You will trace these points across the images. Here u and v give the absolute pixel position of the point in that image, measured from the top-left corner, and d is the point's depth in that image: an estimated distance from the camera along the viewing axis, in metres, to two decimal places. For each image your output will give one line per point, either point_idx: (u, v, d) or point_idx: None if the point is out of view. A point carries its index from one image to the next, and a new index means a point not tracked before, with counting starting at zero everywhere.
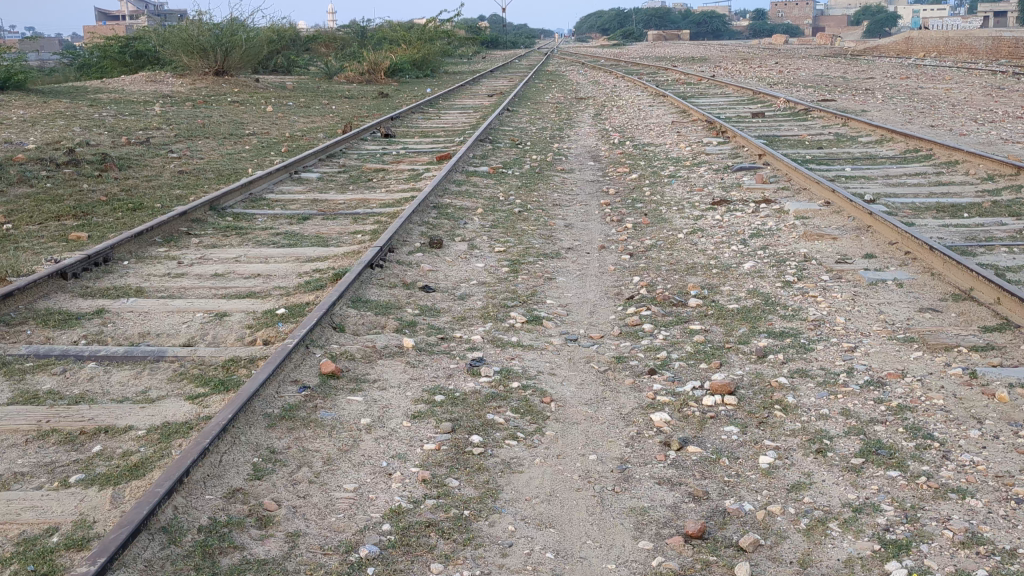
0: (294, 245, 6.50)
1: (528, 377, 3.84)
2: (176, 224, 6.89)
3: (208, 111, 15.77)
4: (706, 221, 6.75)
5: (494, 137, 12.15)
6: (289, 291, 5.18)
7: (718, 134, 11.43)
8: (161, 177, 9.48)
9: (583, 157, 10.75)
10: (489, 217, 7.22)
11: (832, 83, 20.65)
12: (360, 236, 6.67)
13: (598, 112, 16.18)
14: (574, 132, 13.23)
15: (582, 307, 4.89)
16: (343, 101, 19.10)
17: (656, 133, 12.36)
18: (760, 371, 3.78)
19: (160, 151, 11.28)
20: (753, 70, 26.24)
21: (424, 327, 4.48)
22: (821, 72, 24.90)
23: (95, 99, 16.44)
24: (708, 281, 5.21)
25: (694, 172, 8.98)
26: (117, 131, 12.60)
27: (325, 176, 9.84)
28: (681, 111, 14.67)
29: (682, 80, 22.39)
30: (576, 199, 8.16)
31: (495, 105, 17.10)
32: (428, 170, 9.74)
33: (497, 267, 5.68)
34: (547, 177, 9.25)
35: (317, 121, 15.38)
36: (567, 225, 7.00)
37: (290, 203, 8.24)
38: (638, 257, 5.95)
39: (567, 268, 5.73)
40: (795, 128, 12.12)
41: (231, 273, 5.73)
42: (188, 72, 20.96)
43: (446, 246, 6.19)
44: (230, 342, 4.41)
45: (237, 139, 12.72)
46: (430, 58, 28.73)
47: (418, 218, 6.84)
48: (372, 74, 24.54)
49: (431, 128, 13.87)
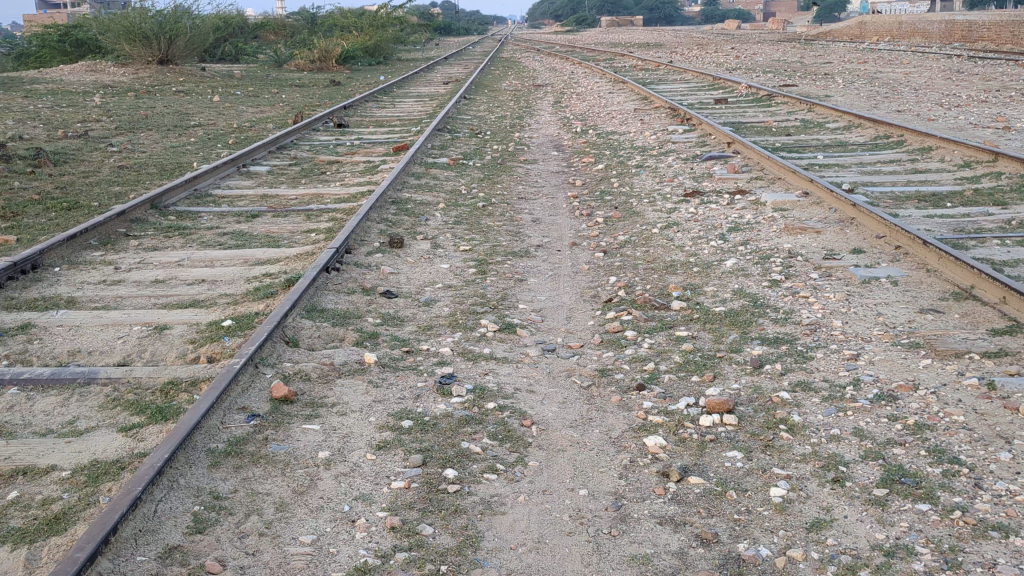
0: (242, 246, 6.06)
1: (504, 396, 3.47)
2: (114, 225, 6.42)
3: (152, 102, 15.15)
4: (681, 215, 6.42)
5: (452, 126, 11.74)
6: (237, 300, 4.76)
7: (683, 121, 11.14)
8: (99, 173, 8.95)
9: (545, 146, 10.38)
10: (451, 213, 6.83)
11: (791, 67, 20.50)
12: (314, 235, 6.25)
13: (557, 99, 15.81)
14: (534, 120, 12.86)
15: (557, 312, 4.52)
16: (294, 90, 18.52)
17: (618, 121, 12.02)
18: (758, 384, 3.45)
19: (99, 145, 10.72)
20: (711, 55, 26.05)
21: (387, 338, 4.08)
22: (778, 57, 24.84)
23: (31, 90, 15.73)
24: (689, 280, 4.88)
25: (662, 162, 8.66)
26: (54, 124, 11.98)
27: (276, 169, 9.37)
28: (642, 98, 14.35)
29: (640, 67, 22.09)
30: (542, 192, 7.81)
31: (452, 92, 16.67)
32: (384, 162, 9.33)
33: (462, 269, 5.30)
34: (509, 169, 8.87)
35: (267, 111, 14.82)
36: (534, 221, 6.64)
37: (238, 199, 7.78)
38: (612, 255, 5.60)
39: (537, 268, 5.36)
40: (759, 114, 11.87)
41: (172, 280, 5.28)
42: (131, 61, 20.24)
43: (407, 245, 5.78)
44: (171, 360, 3.99)
45: (182, 131, 12.16)
46: (383, 45, 28.17)
47: (376, 215, 6.43)
48: (324, 62, 23.94)
49: (386, 118, 13.41)
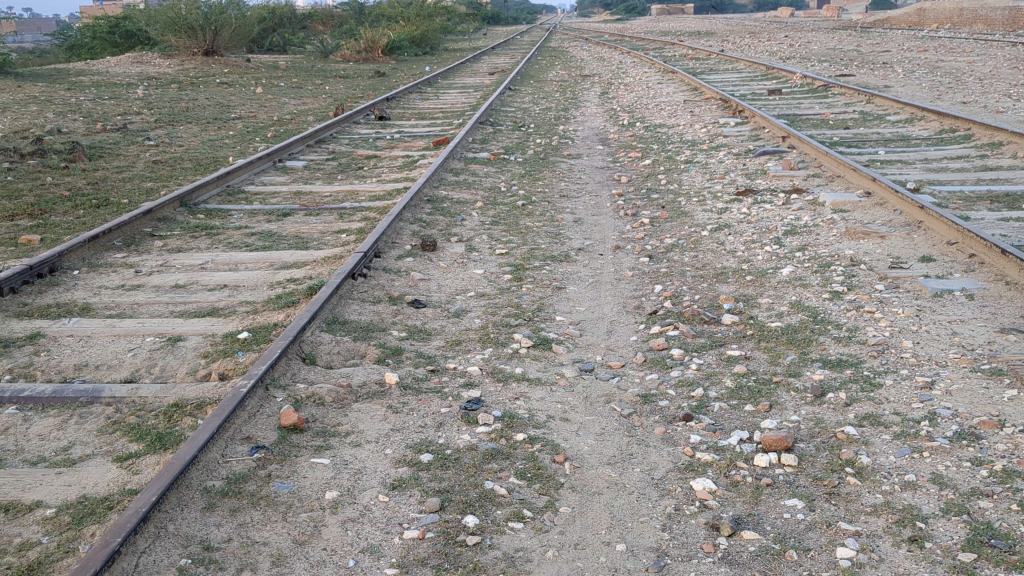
0: (269, 247, 5.79)
1: (535, 425, 3.14)
2: (140, 225, 6.20)
3: (194, 95, 15.01)
4: (732, 216, 6.02)
5: (495, 119, 11.43)
6: (257, 309, 4.48)
7: (735, 113, 10.70)
8: (134, 168, 8.77)
9: (590, 140, 10.01)
10: (489, 212, 6.51)
11: (848, 56, 19.83)
12: (345, 236, 5.98)
13: (604, 90, 15.40)
14: (580, 112, 12.49)
15: (597, 326, 4.18)
16: (338, 82, 18.32)
17: (667, 114, 11.58)
18: (820, 417, 3.07)
19: (137, 138, 10.57)
20: (764, 44, 25.43)
21: (411, 355, 3.77)
22: (833, 45, 24.15)
23: (76, 82, 15.68)
24: (741, 290, 4.50)
25: (713, 157, 8.25)
26: (94, 117, 11.86)
27: (313, 164, 9.12)
28: (692, 89, 13.89)
29: (690, 56, 21.57)
30: (586, 189, 7.45)
31: (496, 83, 16.35)
32: (423, 156, 9.05)
33: (497, 275, 4.97)
34: (552, 164, 8.52)
35: (309, 103, 14.62)
36: (576, 221, 6.29)
37: (270, 196, 7.54)
38: (658, 260, 5.23)
39: (577, 275, 5.02)
40: (815, 106, 11.37)
41: (193, 285, 5.03)
42: (177, 53, 20.21)
43: (440, 249, 5.47)
44: (180, 377, 3.72)
45: (222, 124, 11.98)
46: (430, 34, 27.93)
47: (410, 214, 6.14)
48: (370, 52, 23.74)
49: (428, 110, 13.13)
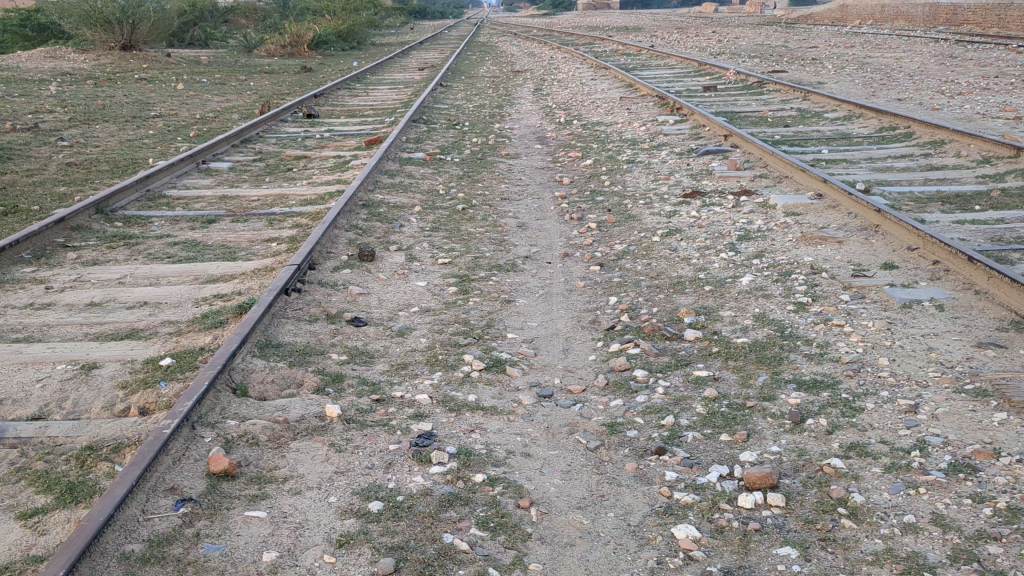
0: (194, 258, 5.40)
1: (495, 462, 2.85)
2: (52, 235, 5.74)
3: (110, 91, 14.33)
4: (682, 220, 5.81)
5: (428, 117, 11.08)
6: (181, 330, 4.10)
7: (673, 110, 10.55)
8: (45, 171, 8.22)
9: (528, 139, 9.74)
10: (428, 217, 6.20)
11: (777, 52, 19.92)
12: (276, 245, 5.61)
13: (538, 86, 15.15)
14: (515, 109, 12.23)
15: (552, 343, 3.91)
16: (262, 77, 17.76)
17: (604, 111, 11.38)
18: (802, 449, 2.85)
19: (49, 138, 9.96)
20: (693, 39, 25.45)
21: (354, 381, 3.45)
22: (761, 41, 24.31)
23: None
24: (701, 302, 4.28)
25: (655, 157, 8.05)
26: (2, 115, 11.19)
27: (238, 165, 8.68)
28: (626, 86, 13.73)
29: (622, 51, 21.46)
30: (527, 191, 7.18)
31: (428, 79, 16.02)
32: (356, 157, 8.68)
33: (441, 288, 4.67)
34: (490, 164, 8.23)
35: (233, 100, 14.09)
36: (520, 226, 6.01)
37: (194, 201, 7.10)
38: (609, 268, 4.99)
39: (526, 286, 4.74)
40: (752, 102, 11.29)
41: (109, 302, 4.61)
42: (92, 47, 19.39)
43: (379, 259, 5.15)
44: (95, 412, 3.34)
45: (140, 122, 11.41)
46: (357, 29, 27.38)
47: (345, 221, 5.79)
48: (296, 47, 23.13)
49: (359, 106, 12.72)
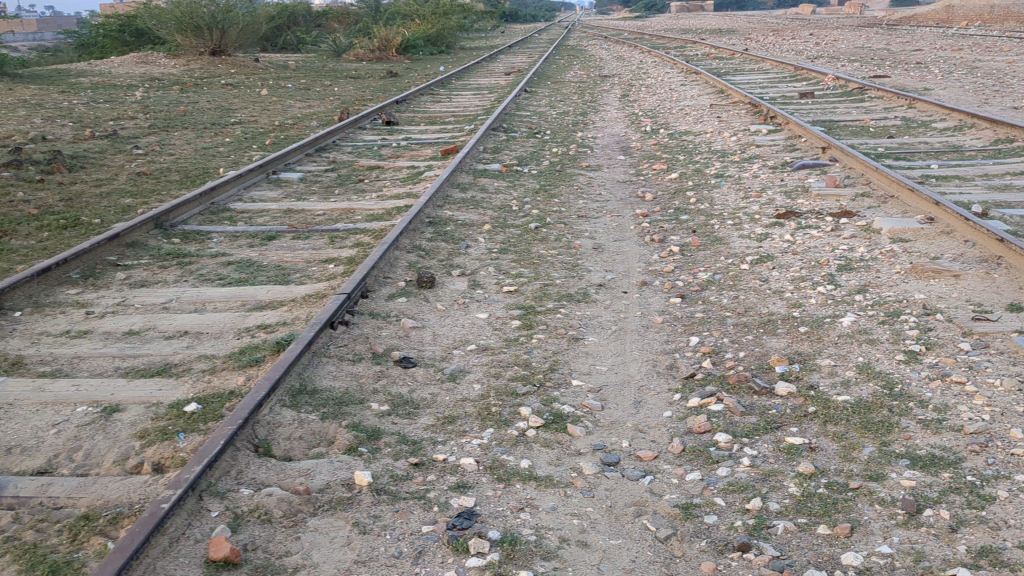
0: (246, 281, 5.08)
1: (544, 555, 2.40)
2: (104, 252, 5.51)
3: (194, 97, 14.34)
4: (775, 245, 5.26)
5: (508, 125, 10.69)
6: (215, 367, 3.76)
7: (767, 119, 9.92)
8: (116, 181, 8.10)
9: (611, 149, 9.24)
10: (496, 237, 5.77)
11: (878, 55, 18.95)
12: (333, 266, 5.26)
13: (625, 92, 14.63)
14: (600, 117, 11.74)
15: (622, 394, 3.43)
16: (347, 82, 17.67)
17: (692, 119, 10.82)
18: (921, 555, 2.32)
19: (126, 146, 9.90)
20: (789, 42, 24.50)
21: (392, 438, 3.03)
22: (861, 43, 23.23)
23: (73, 83, 15.06)
24: (796, 347, 3.74)
25: (746, 171, 7.47)
26: (84, 122, 11.21)
27: (309, 176, 8.41)
28: (718, 92, 13.11)
29: (713, 55, 20.67)
30: (606, 207, 6.70)
31: (513, 84, 15.65)
32: (429, 168, 8.33)
33: (503, 320, 4.23)
34: (569, 177, 7.77)
35: (315, 106, 13.93)
36: (595, 248, 5.54)
37: (257, 215, 6.83)
38: (691, 300, 4.48)
39: (597, 320, 4.27)
40: (852, 111, 10.57)
41: (148, 331, 4.32)
42: (183, 52, 19.60)
43: (440, 285, 4.75)
44: (105, 467, 3.01)
45: (219, 129, 11.31)
46: (445, 33, 27.22)
47: (408, 241, 5.41)
48: (383, 52, 23.03)
49: (439, 113, 12.41)
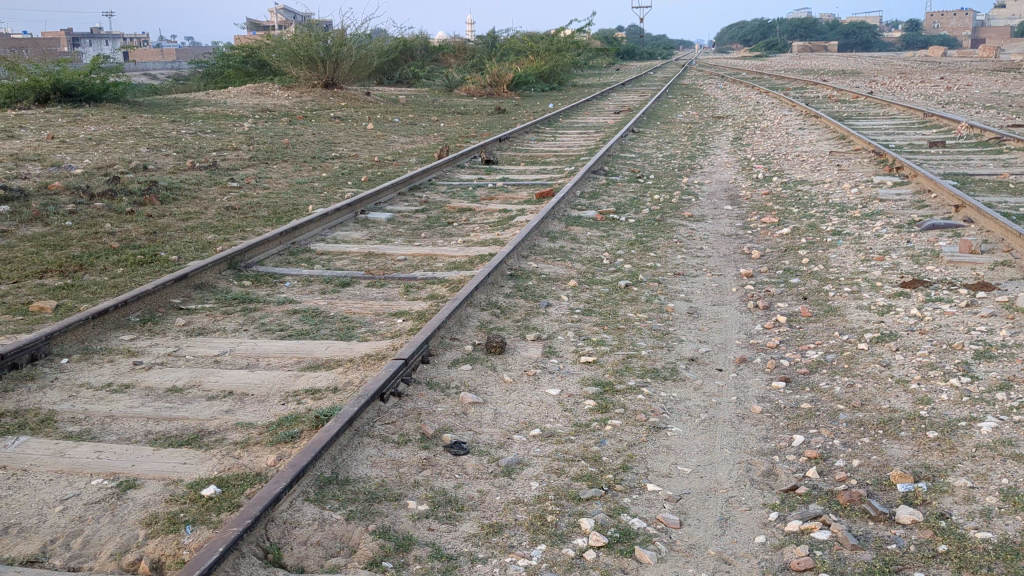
0: (308, 333, 4.72)
1: None
2: (169, 294, 5.25)
3: (301, 129, 14.36)
4: (898, 321, 4.61)
5: (610, 168, 10.21)
6: (248, 440, 3.37)
7: (891, 170, 9.16)
8: (203, 215, 7.93)
9: (718, 198, 8.65)
10: (583, 295, 5.28)
11: (1016, 103, 17.76)
12: (402, 321, 4.86)
13: (738, 135, 13.97)
14: (709, 161, 11.15)
15: (707, 506, 2.88)
16: (454, 118, 17.52)
17: (809, 167, 10.13)
18: None
19: (223, 178, 9.81)
20: (918, 86, 23.35)
21: (424, 552, 2.56)
22: (997, 89, 21.92)
23: (188, 113, 15.30)
24: (923, 458, 3.12)
25: (867, 229, 6.78)
26: (188, 152, 11.24)
27: (398, 216, 8.10)
28: (838, 137, 12.33)
29: (834, 99, 19.74)
30: (708, 264, 6.14)
31: (621, 124, 15.18)
32: (522, 212, 7.92)
33: (576, 399, 3.72)
34: (669, 228, 7.21)
35: (418, 142, 13.73)
36: (691, 314, 4.98)
37: (336, 258, 6.51)
38: (797, 386, 3.88)
39: (684, 404, 3.72)
40: (988, 163, 9.71)
41: (191, 389, 3.97)
42: (297, 84, 19.84)
43: (512, 351, 4.28)
44: (99, 562, 2.63)
45: (318, 163, 11.18)
46: (559, 70, 27.02)
47: (484, 297, 4.97)
48: (495, 87, 22.87)
49: (541, 153, 12.03)
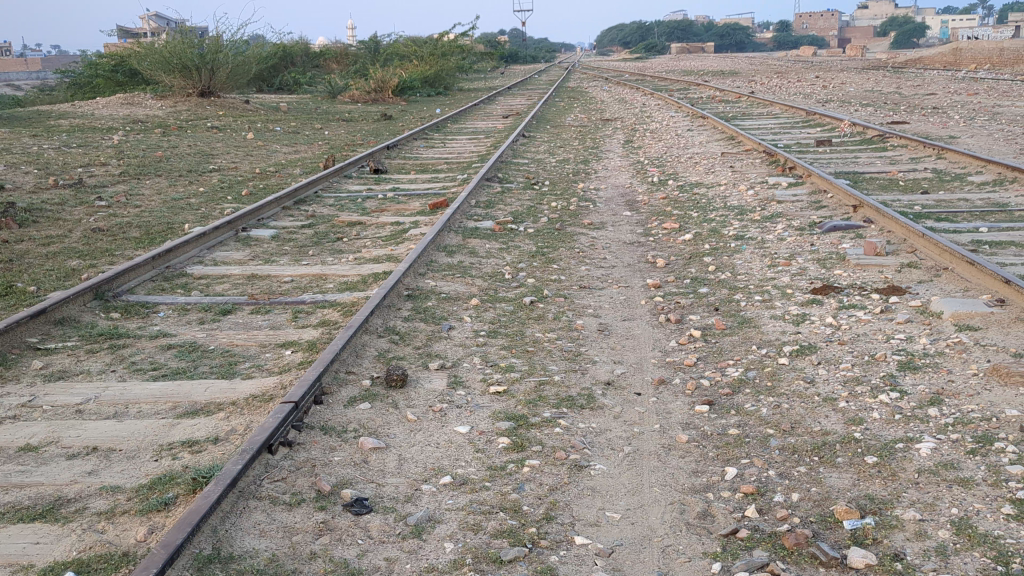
0: (184, 371, 4.25)
1: None
2: (24, 332, 4.67)
3: (176, 141, 13.61)
4: (815, 331, 4.44)
5: (504, 174, 9.93)
6: (115, 510, 2.91)
7: (784, 170, 9.14)
8: (67, 239, 7.27)
9: (616, 203, 8.45)
10: (485, 315, 4.95)
11: (891, 100, 18.28)
12: (291, 353, 4.43)
13: (629, 137, 13.90)
14: (603, 165, 10.99)
15: (643, 560, 2.59)
16: (339, 126, 16.96)
17: (703, 169, 10.06)
18: None
19: (89, 196, 9.10)
20: (796, 85, 23.89)
21: None
22: (870, 86, 22.61)
23: (51, 126, 14.33)
24: (866, 488, 2.90)
25: (769, 232, 6.67)
26: (50, 169, 10.44)
27: (283, 232, 7.62)
28: (728, 138, 12.37)
29: (718, 99, 19.98)
30: (613, 275, 5.90)
31: (511, 128, 14.93)
32: (415, 224, 7.55)
33: (488, 437, 3.38)
34: (570, 237, 6.95)
35: (301, 152, 13.17)
36: (602, 331, 4.71)
37: (217, 282, 6.01)
38: (722, 409, 3.64)
39: (605, 436, 3.43)
40: (875, 161, 9.82)
41: (49, 446, 3.46)
42: (171, 93, 18.91)
43: (414, 383, 3.91)
44: None
45: (195, 178, 10.54)
46: (444, 75, 26.66)
47: (381, 322, 4.58)
48: (380, 93, 22.34)
49: (431, 160, 11.66)
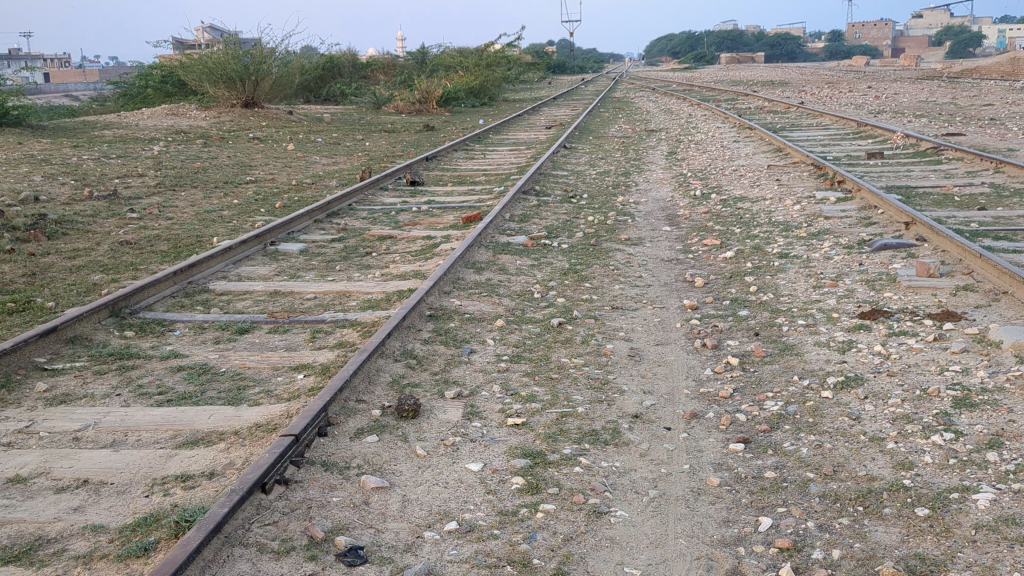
0: (191, 396, 4.06)
1: None
2: (32, 351, 4.52)
3: (216, 151, 13.59)
4: (862, 360, 4.12)
5: (541, 187, 9.68)
6: (94, 553, 2.70)
7: (833, 184, 8.77)
8: (94, 252, 7.17)
9: (656, 218, 8.15)
10: (510, 337, 4.70)
11: (947, 111, 17.71)
12: (303, 377, 4.22)
13: (672, 149, 13.58)
14: (645, 177, 10.70)
15: None
16: (380, 137, 16.86)
17: (748, 182, 9.72)
18: None
19: (123, 208, 9.03)
20: (847, 96, 23.33)
21: None
22: (925, 97, 21.97)
23: (94, 137, 14.40)
24: (916, 546, 2.59)
25: (816, 250, 6.34)
26: (87, 180, 10.41)
27: (312, 246, 7.45)
28: (776, 150, 12.00)
29: (766, 109, 19.54)
30: (649, 294, 5.61)
31: (552, 139, 14.70)
32: (447, 239, 7.33)
33: (502, 476, 3.13)
34: (605, 254, 6.68)
35: (340, 163, 13.06)
36: (632, 356, 4.43)
37: (238, 299, 5.84)
38: (758, 448, 3.34)
39: (629, 476, 3.16)
40: (929, 175, 9.40)
41: (38, 478, 3.27)
42: (216, 104, 18.98)
43: (428, 413, 3.68)
44: None
45: (230, 189, 10.44)
46: (489, 85, 26.51)
47: (399, 345, 4.36)
48: (425, 104, 22.24)
49: (469, 172, 11.46)
